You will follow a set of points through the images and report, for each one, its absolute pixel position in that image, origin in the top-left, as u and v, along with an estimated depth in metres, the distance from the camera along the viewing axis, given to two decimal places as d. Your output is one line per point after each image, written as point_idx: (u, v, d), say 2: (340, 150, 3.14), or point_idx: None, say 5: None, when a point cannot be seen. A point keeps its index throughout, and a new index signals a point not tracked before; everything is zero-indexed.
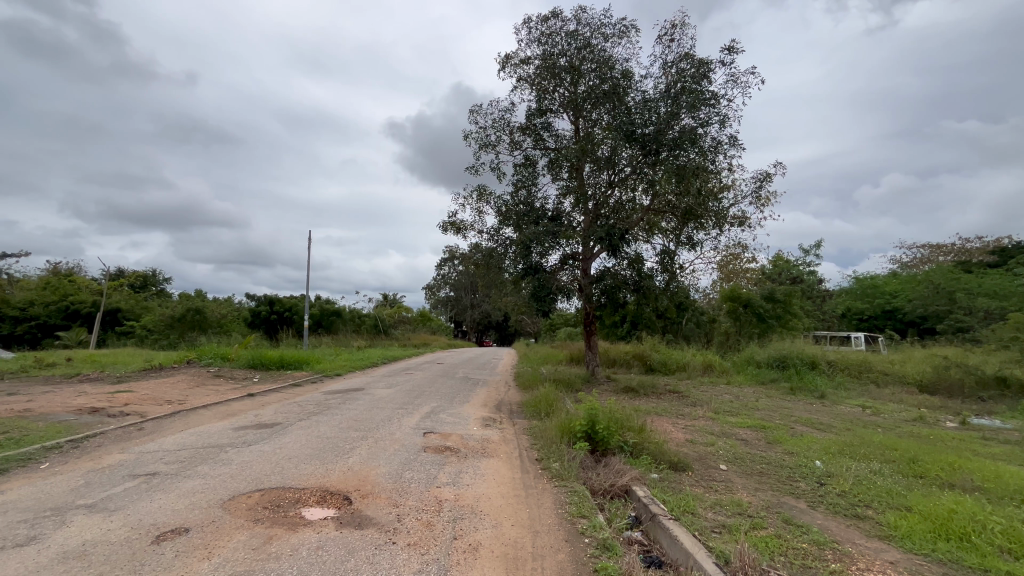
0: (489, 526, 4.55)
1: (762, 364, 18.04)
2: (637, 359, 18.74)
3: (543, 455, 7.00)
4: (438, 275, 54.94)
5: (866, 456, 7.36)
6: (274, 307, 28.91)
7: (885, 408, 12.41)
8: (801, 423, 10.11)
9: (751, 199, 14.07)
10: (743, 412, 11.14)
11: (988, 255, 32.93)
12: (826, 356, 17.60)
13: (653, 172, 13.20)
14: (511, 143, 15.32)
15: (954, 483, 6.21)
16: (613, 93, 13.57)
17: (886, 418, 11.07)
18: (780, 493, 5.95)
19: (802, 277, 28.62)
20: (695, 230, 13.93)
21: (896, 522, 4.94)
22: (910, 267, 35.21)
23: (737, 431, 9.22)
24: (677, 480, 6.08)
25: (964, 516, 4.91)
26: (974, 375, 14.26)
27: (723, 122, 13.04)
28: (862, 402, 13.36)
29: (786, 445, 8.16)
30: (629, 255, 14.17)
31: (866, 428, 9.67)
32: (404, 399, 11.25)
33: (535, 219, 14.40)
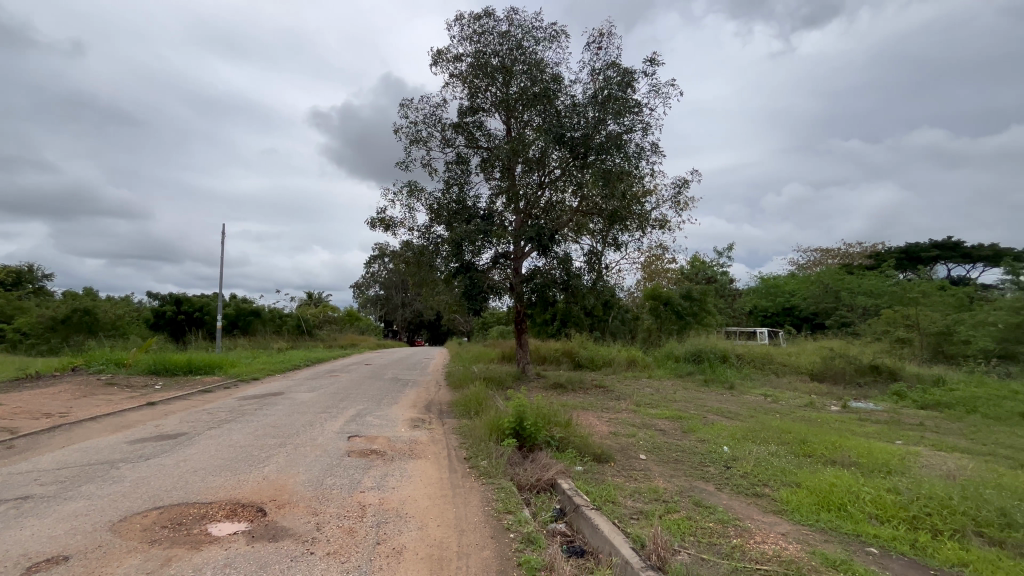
0: (413, 528, 4.47)
1: (680, 358, 19.34)
2: (566, 356, 19.36)
3: (471, 454, 7.00)
4: (368, 273, 53.33)
5: (766, 441, 8.12)
6: (181, 306, 26.52)
7: (783, 396, 13.77)
8: (713, 412, 10.93)
9: (671, 203, 14.97)
10: (661, 404, 11.83)
11: (867, 259, 37.58)
12: (735, 350, 19.19)
13: (581, 174, 13.62)
14: (442, 140, 15.20)
15: (835, 459, 7.02)
16: (543, 95, 13.83)
17: (783, 404, 12.30)
18: (692, 477, 6.41)
19: (715, 277, 31.06)
20: (620, 231, 14.52)
21: (787, 497, 5.51)
22: (805, 268, 39.41)
23: (656, 422, 9.81)
24: (600, 471, 6.35)
25: (841, 488, 5.58)
26: (854, 364, 16.24)
27: (645, 129, 13.75)
28: (764, 391, 14.72)
29: (699, 433, 8.80)
30: (558, 255, 14.55)
31: (766, 414, 10.67)
32: (328, 403, 10.76)
33: (466, 218, 14.40)
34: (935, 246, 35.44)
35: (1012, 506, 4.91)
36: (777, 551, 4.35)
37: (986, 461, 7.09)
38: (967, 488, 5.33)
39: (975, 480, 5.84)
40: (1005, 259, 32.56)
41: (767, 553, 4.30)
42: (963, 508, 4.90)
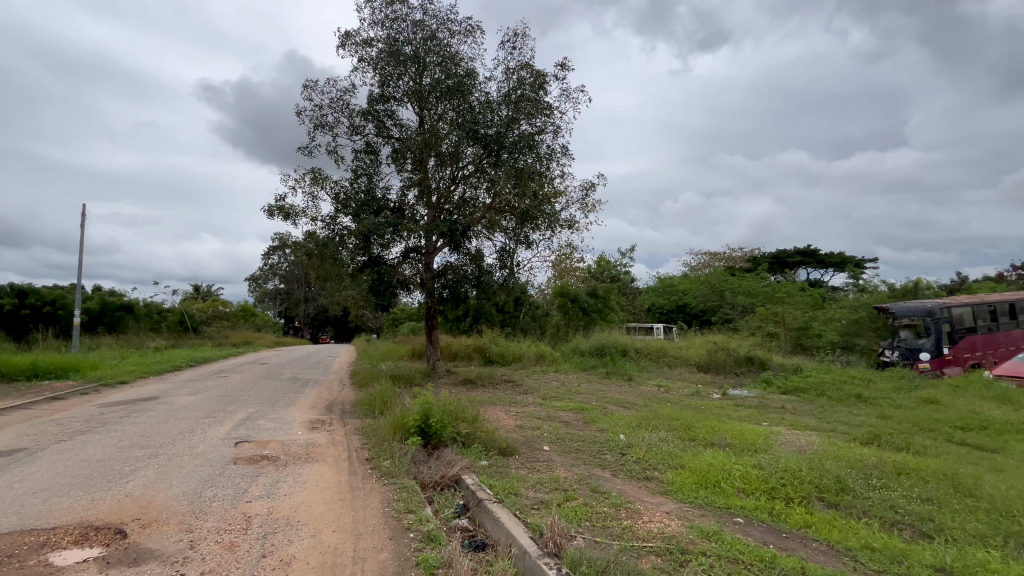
0: (305, 536, 4.21)
1: (585, 352, 20.40)
2: (477, 352, 19.49)
3: (374, 454, 6.77)
4: (266, 264, 49.24)
5: (657, 428, 8.81)
6: (26, 300, 22.49)
7: (673, 386, 15.13)
8: (612, 403, 11.66)
9: (579, 205, 15.63)
10: (566, 396, 12.36)
11: (746, 262, 42.36)
12: (634, 345, 20.62)
13: (494, 172, 13.72)
14: (350, 126, 14.47)
15: (713, 441, 7.83)
16: (457, 90, 13.70)
17: (673, 394, 13.48)
18: (590, 465, 6.77)
19: (619, 276, 33.10)
20: (531, 231, 14.85)
21: (672, 479, 6.03)
22: (696, 269, 43.44)
23: (561, 414, 10.20)
24: (504, 464, 6.47)
25: (716, 467, 6.23)
26: (732, 356, 18.23)
27: (556, 131, 14.20)
28: (658, 382, 16.04)
29: (598, 423, 9.33)
30: (470, 251, 14.53)
31: (658, 403, 11.62)
32: (213, 406, 9.77)
33: (375, 210, 13.85)
34: (798, 253, 40.82)
35: (845, 473, 5.82)
36: (661, 528, 4.74)
37: (829, 436, 8.34)
38: (813, 461, 6.21)
39: (820, 453, 6.84)
40: (849, 265, 38.43)
41: (653, 531, 4.67)
42: (810, 477, 5.71)
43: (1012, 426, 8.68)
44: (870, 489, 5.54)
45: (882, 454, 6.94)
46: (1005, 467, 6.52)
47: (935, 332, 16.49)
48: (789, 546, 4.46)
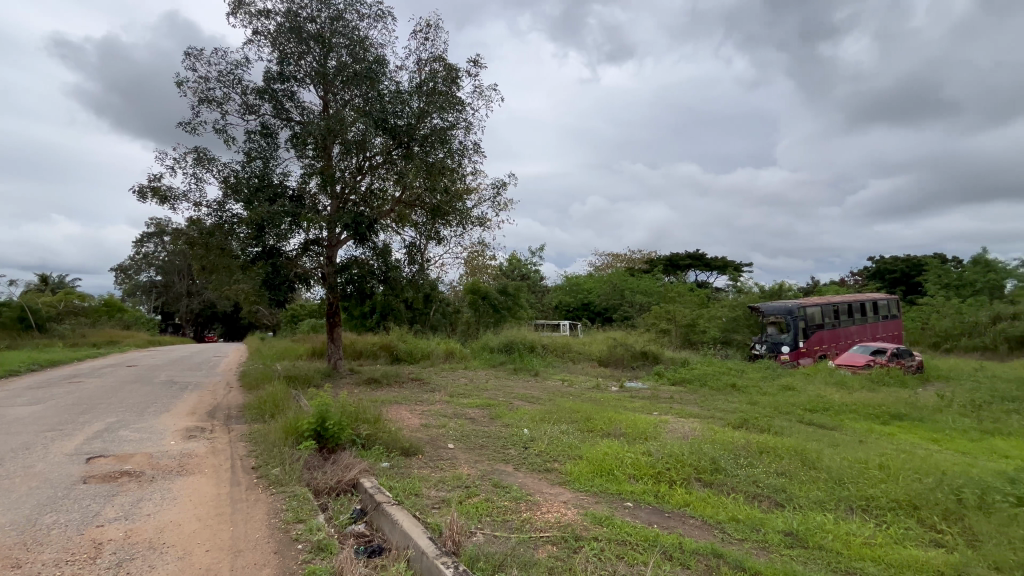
0: (171, 560, 3.74)
1: (494, 349, 20.70)
2: (383, 350, 18.84)
3: (261, 462, 6.22)
4: (138, 252, 43.34)
5: (559, 421, 9.16)
6: None
7: (576, 380, 15.89)
8: (518, 398, 11.92)
9: (490, 203, 15.72)
10: (474, 393, 12.40)
11: (644, 264, 45.70)
12: (542, 341, 21.26)
13: (403, 165, 13.27)
14: (243, 104, 13.19)
15: (610, 431, 8.33)
16: (365, 75, 13.07)
17: (576, 387, 14.14)
18: (494, 461, 6.84)
19: (529, 274, 33.98)
20: (441, 226, 14.60)
21: (570, 469, 6.30)
22: (600, 269, 45.97)
23: (467, 411, 10.20)
24: (406, 465, 6.30)
25: (610, 456, 6.63)
26: (629, 351, 19.52)
27: (468, 128, 14.12)
28: (562, 376, 16.75)
29: (504, 419, 9.48)
30: (377, 245, 13.93)
31: (561, 397, 12.12)
32: (61, 417, 8.36)
33: (271, 197, 12.75)
34: (688, 256, 44.90)
35: (719, 455, 6.50)
36: (558, 517, 4.92)
37: (708, 422, 9.27)
38: (694, 446, 6.85)
39: (699, 439, 7.56)
40: (729, 269, 43.06)
41: (550, 521, 4.84)
42: (689, 460, 6.30)
43: (846, 406, 10.32)
44: (738, 467, 6.24)
45: (749, 436, 7.86)
46: (840, 441, 7.72)
47: (793, 327, 19.11)
48: (671, 525, 4.86)
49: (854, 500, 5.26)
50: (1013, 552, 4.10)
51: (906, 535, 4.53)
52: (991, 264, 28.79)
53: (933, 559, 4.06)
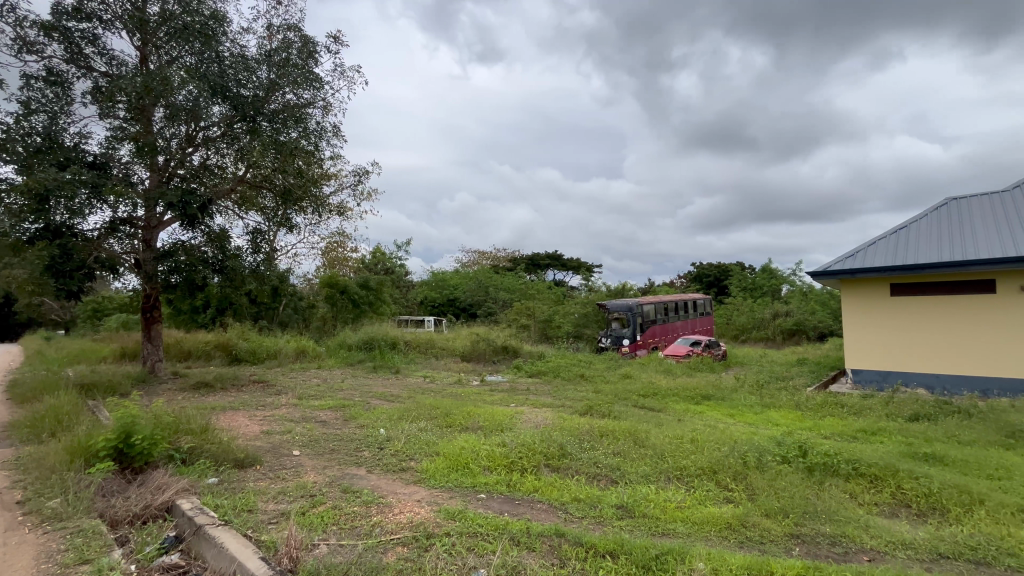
0: None
1: (352, 347, 19.64)
2: (219, 350, 16.58)
3: (33, 494, 4.94)
4: None
5: (417, 418, 8.99)
6: None
7: (438, 376, 15.85)
8: (376, 397, 11.45)
9: (350, 191, 14.78)
10: (326, 394, 11.57)
11: (507, 262, 47.56)
12: (404, 337, 20.75)
13: (247, 140, 11.70)
14: (20, 40, 10.37)
15: (468, 426, 8.45)
16: (199, 32, 11.21)
17: (438, 383, 14.10)
18: (345, 465, 6.44)
19: (393, 268, 32.93)
20: (293, 213, 13.19)
21: (426, 467, 6.22)
22: (466, 266, 46.59)
23: (317, 414, 9.43)
24: (239, 478, 5.58)
25: (467, 450, 6.73)
26: (491, 345, 20.07)
27: (326, 108, 13.02)
28: (424, 372, 16.54)
29: (359, 419, 9.00)
30: (211, 229, 12.11)
31: (422, 394, 11.95)
32: None
33: (62, 162, 10.24)
34: (548, 256, 47.94)
35: (566, 441, 7.02)
36: (410, 517, 4.81)
37: (559, 411, 10.00)
38: (545, 434, 7.30)
39: (550, 427, 8.10)
40: (583, 270, 47.05)
41: (402, 522, 4.70)
42: (540, 447, 6.69)
43: (670, 391, 12.00)
44: (582, 451, 6.82)
45: (593, 421, 8.64)
46: (664, 421, 8.95)
47: (632, 323, 21.58)
48: (520, 512, 5.09)
49: (671, 470, 6.13)
50: (777, 500, 5.16)
51: (707, 496, 5.39)
52: (773, 272, 36.14)
53: (724, 514, 4.90)
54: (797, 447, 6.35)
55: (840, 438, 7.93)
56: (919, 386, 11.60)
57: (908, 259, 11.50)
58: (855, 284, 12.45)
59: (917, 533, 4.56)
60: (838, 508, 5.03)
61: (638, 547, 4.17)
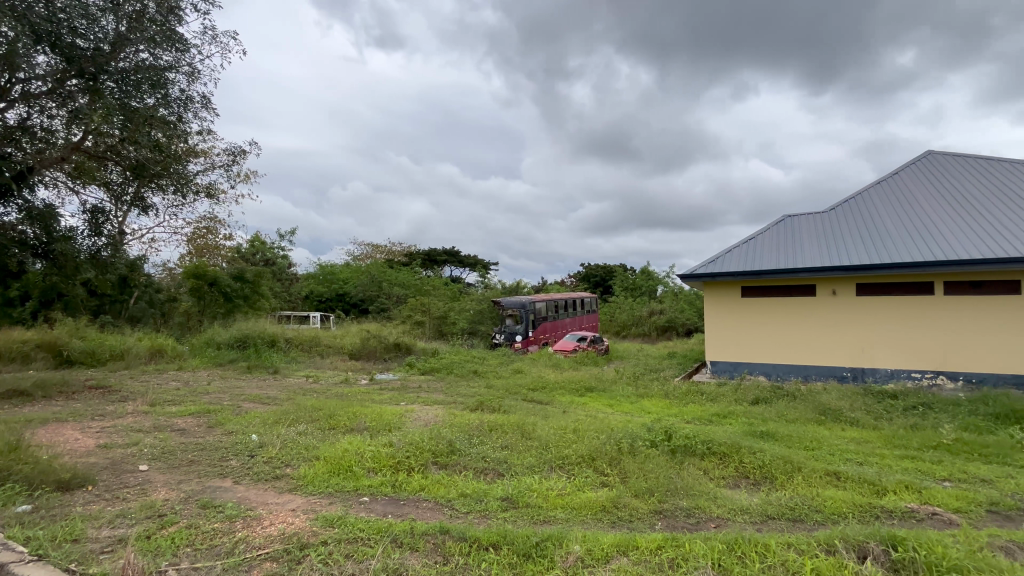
0: None
1: (221, 346, 17.66)
2: (43, 350, 13.92)
3: None
4: None
5: (296, 422, 8.33)
6: None
7: (323, 375, 14.86)
8: (249, 400, 10.38)
9: (222, 171, 13.20)
10: (187, 399, 10.21)
11: (403, 257, 46.32)
12: (284, 334, 19.18)
13: (85, 102, 9.79)
14: None
15: (353, 427, 8.04)
16: None
17: (322, 383, 13.18)
18: (206, 478, 5.74)
19: (274, 259, 30.27)
20: (147, 190, 11.56)
21: (304, 473, 5.79)
22: (358, 259, 44.39)
23: (174, 422, 8.29)
24: (63, 503, 4.69)
25: (350, 452, 6.40)
26: (383, 343, 19.25)
27: (192, 76, 11.46)
28: (307, 372, 15.41)
29: (227, 425, 8.09)
30: (33, 205, 9.99)
31: (304, 395, 11.10)
32: None
33: None
34: (445, 253, 47.52)
35: (456, 438, 7.01)
36: (281, 529, 4.43)
37: (450, 408, 9.95)
38: (434, 432, 7.22)
39: (440, 424, 8.03)
40: (479, 267, 47.51)
41: (271, 535, 4.31)
42: (428, 445, 6.59)
43: (557, 384, 12.61)
44: (471, 447, 6.86)
45: (483, 416, 8.75)
46: (550, 413, 9.37)
47: (524, 319, 22.28)
48: (404, 512, 4.97)
49: (554, 460, 6.43)
50: (645, 480, 5.68)
51: (585, 482, 5.75)
52: (650, 274, 39.80)
53: (600, 498, 5.26)
54: (664, 432, 7.06)
55: (698, 421, 9.00)
56: (760, 373, 13.60)
57: (755, 265, 13.38)
58: (714, 286, 14.21)
59: (753, 500, 5.32)
60: (694, 484, 5.67)
61: (520, 536, 4.29)
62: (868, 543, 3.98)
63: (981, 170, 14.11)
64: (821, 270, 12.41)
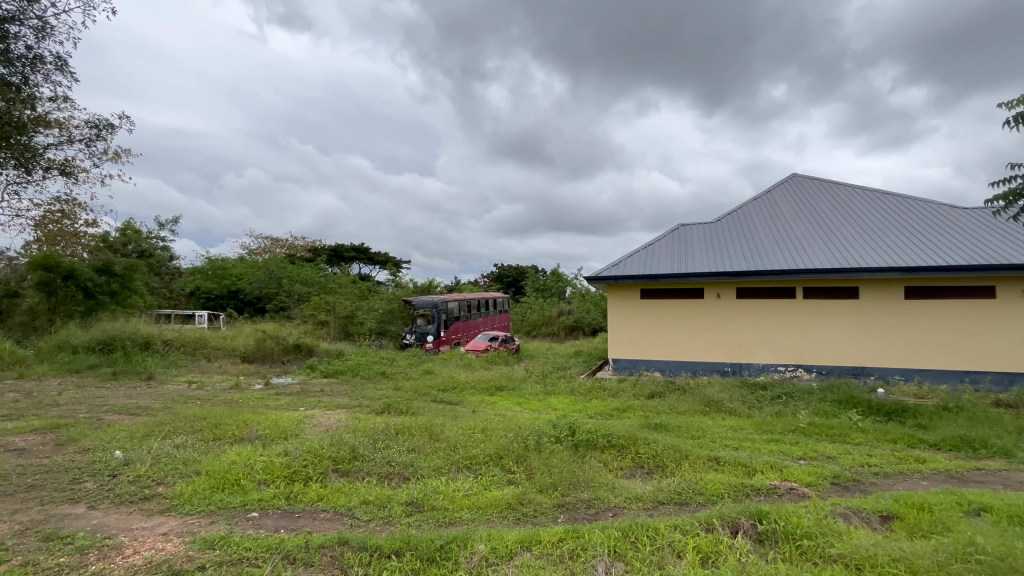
0: None
1: (79, 349, 15.21)
2: None
3: None
4: None
5: (172, 433, 7.41)
6: None
7: (208, 380, 13.38)
8: (114, 412, 9.04)
9: (83, 145, 11.39)
10: (30, 413, 8.64)
11: (306, 253, 43.49)
12: (162, 336, 17.11)
13: None
14: None
15: (242, 437, 7.34)
16: None
17: (208, 390, 11.89)
18: (51, 505, 4.89)
19: (151, 251, 26.86)
20: None
21: (180, 491, 5.18)
22: (254, 254, 40.87)
23: (10, 441, 6.97)
24: None
25: (238, 465, 5.84)
26: (281, 344, 17.72)
27: (43, 33, 9.72)
28: (189, 377, 13.81)
29: (83, 442, 6.98)
30: None
31: (184, 403, 9.94)
32: None
33: None
34: (354, 249, 45.37)
35: (359, 443, 6.68)
36: (148, 557, 3.90)
37: (354, 412, 9.47)
38: (335, 437, 6.81)
39: (342, 429, 7.62)
40: (390, 265, 46.08)
41: (135, 564, 3.78)
42: (328, 452, 6.21)
43: (467, 384, 12.58)
44: (377, 451, 6.58)
45: (390, 419, 8.46)
46: (459, 414, 9.31)
47: (436, 319, 21.95)
48: (298, 525, 4.63)
49: (462, 461, 6.40)
50: (549, 476, 5.86)
51: (492, 481, 5.80)
52: (560, 275, 41.33)
53: (505, 496, 5.33)
54: (568, 428, 7.34)
55: (601, 416, 9.50)
56: (655, 369, 14.69)
57: (652, 269, 14.45)
58: (616, 288, 15.12)
59: (646, 488, 5.72)
60: (594, 476, 5.96)
61: (424, 541, 4.20)
62: (740, 520, 4.45)
63: (833, 193, 16.52)
64: (708, 275, 13.72)
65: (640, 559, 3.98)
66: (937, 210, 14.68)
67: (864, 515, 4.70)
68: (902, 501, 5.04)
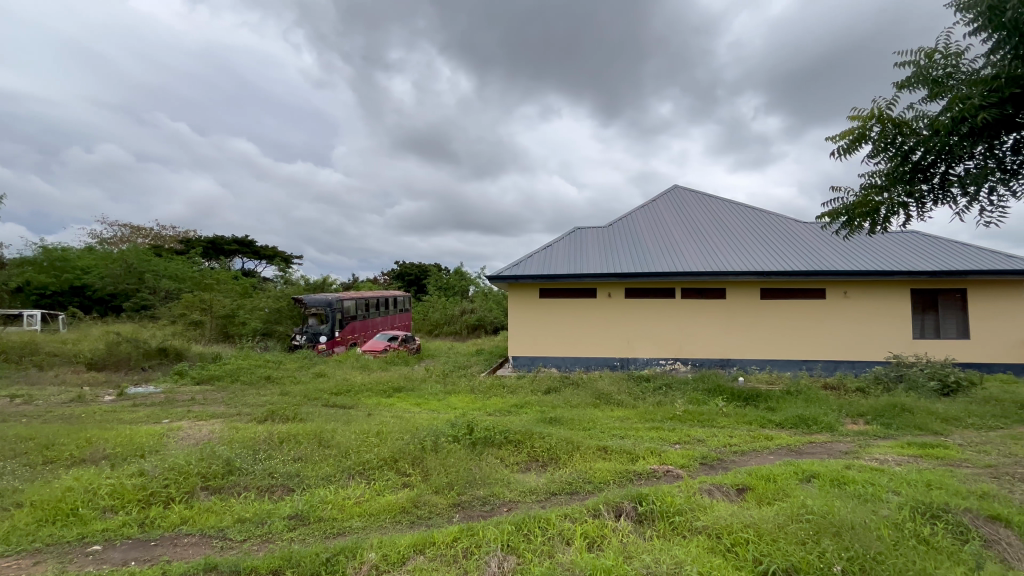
0: None
1: None
2: None
3: None
4: None
5: None
6: None
7: (39, 393, 11.13)
8: None
9: None
10: None
11: (176, 244, 38.45)
12: None
13: None
14: None
15: (84, 458, 6.25)
16: None
17: (39, 404, 9.95)
18: None
19: None
20: None
21: None
22: (107, 243, 35.15)
23: None
24: None
25: (76, 491, 4.95)
26: (140, 349, 15.35)
27: None
28: (13, 391, 11.40)
29: None
30: None
31: (5, 421, 8.21)
32: None
33: None
34: (236, 242, 41.06)
35: (235, 455, 6.03)
36: None
37: (231, 421, 8.54)
38: (206, 451, 6.08)
39: (216, 441, 6.85)
40: (278, 260, 42.45)
41: None
42: (196, 468, 5.53)
43: (364, 387, 12.00)
44: (256, 463, 6.01)
45: (273, 428, 7.78)
46: (353, 418, 8.85)
47: (330, 319, 20.62)
48: (154, 555, 4.05)
49: (353, 467, 6.09)
50: (445, 476, 5.81)
51: (385, 486, 5.59)
52: (463, 274, 41.23)
53: (399, 499, 5.17)
54: (466, 426, 7.34)
55: (500, 413, 9.66)
56: (552, 366, 15.31)
57: (550, 270, 15.02)
58: (517, 287, 15.49)
59: (540, 480, 5.93)
60: (491, 473, 6.02)
61: (308, 555, 3.92)
62: (622, 504, 4.79)
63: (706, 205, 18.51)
64: (601, 276, 14.61)
65: (531, 550, 4.11)
66: (785, 224, 17.15)
67: (725, 489, 5.33)
68: (755, 474, 5.80)
